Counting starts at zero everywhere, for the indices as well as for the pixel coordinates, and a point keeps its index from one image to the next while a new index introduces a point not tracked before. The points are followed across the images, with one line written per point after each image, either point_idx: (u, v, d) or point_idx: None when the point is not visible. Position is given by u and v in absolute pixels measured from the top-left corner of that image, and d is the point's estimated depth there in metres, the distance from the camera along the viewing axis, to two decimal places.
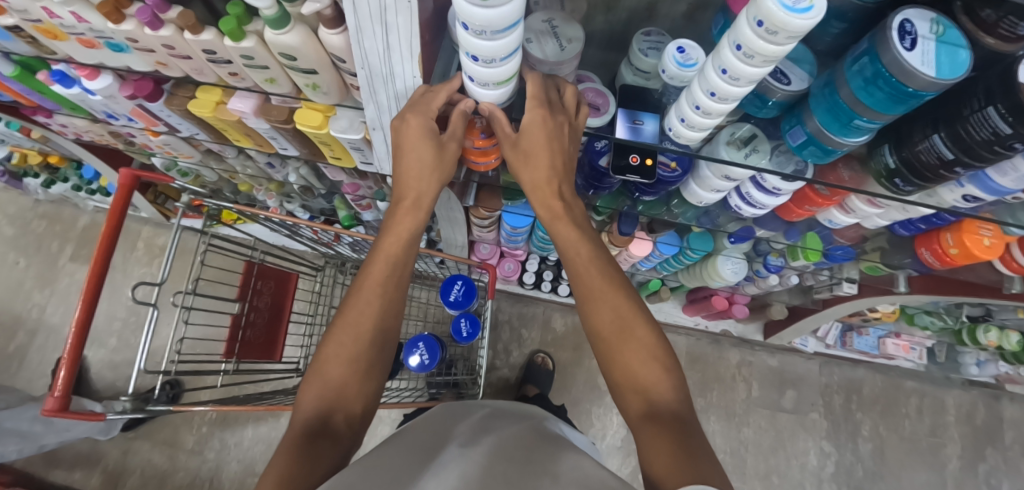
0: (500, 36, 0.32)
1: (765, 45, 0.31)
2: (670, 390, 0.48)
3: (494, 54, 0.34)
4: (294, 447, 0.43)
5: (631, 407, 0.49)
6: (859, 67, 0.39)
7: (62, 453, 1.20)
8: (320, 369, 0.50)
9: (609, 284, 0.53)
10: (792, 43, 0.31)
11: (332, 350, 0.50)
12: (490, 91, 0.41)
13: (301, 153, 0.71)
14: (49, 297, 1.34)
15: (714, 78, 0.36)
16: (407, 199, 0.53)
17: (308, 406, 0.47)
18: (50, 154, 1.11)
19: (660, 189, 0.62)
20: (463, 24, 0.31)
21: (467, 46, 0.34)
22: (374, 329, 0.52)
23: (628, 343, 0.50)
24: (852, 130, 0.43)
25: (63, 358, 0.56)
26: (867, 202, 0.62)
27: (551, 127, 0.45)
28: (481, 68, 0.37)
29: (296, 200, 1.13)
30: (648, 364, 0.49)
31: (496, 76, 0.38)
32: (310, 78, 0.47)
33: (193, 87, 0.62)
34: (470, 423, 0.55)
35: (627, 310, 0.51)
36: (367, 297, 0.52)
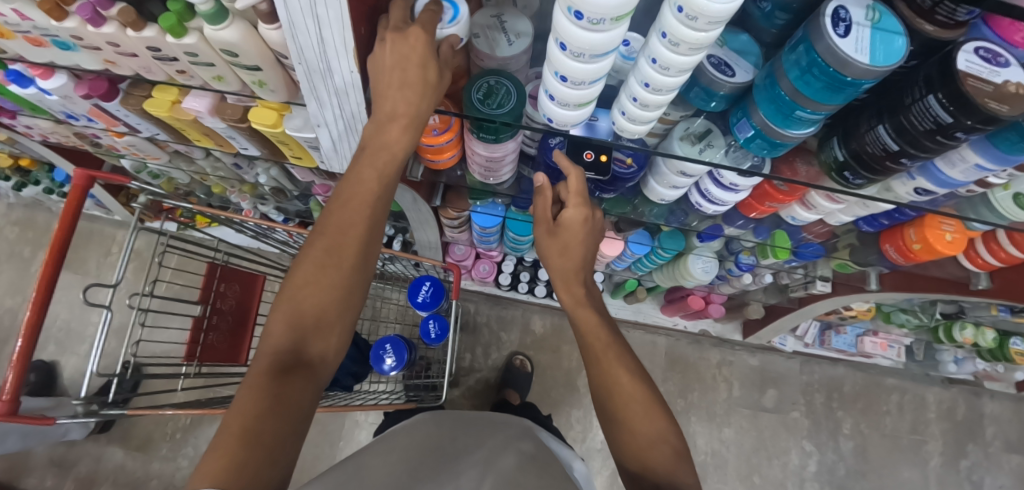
0: (598, 58, 0.33)
1: (688, 32, 0.31)
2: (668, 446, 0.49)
3: (587, 75, 0.35)
4: (260, 383, 0.37)
5: (651, 460, 0.48)
6: (797, 56, 0.39)
7: (32, 462, 1.18)
8: (295, 295, 0.43)
9: (613, 348, 0.55)
10: (715, 29, 0.31)
11: (309, 274, 0.43)
12: (571, 112, 0.42)
13: (262, 153, 0.70)
14: (21, 302, 1.32)
15: (647, 68, 0.37)
16: (383, 106, 0.41)
17: (281, 335, 0.41)
18: (19, 157, 1.10)
19: (619, 186, 0.61)
20: (563, 44, 0.33)
21: (558, 65, 0.35)
22: (356, 272, 0.44)
23: (628, 402, 0.51)
24: (795, 122, 0.43)
25: (13, 362, 0.55)
26: (827, 198, 0.62)
27: (586, 224, 0.58)
28: (568, 88, 0.38)
29: (270, 201, 1.12)
30: (649, 421, 0.50)
31: (581, 98, 0.39)
32: (256, 75, 0.47)
33: (149, 86, 0.62)
34: (459, 442, 0.51)
35: (626, 371, 0.53)
36: (350, 215, 0.44)
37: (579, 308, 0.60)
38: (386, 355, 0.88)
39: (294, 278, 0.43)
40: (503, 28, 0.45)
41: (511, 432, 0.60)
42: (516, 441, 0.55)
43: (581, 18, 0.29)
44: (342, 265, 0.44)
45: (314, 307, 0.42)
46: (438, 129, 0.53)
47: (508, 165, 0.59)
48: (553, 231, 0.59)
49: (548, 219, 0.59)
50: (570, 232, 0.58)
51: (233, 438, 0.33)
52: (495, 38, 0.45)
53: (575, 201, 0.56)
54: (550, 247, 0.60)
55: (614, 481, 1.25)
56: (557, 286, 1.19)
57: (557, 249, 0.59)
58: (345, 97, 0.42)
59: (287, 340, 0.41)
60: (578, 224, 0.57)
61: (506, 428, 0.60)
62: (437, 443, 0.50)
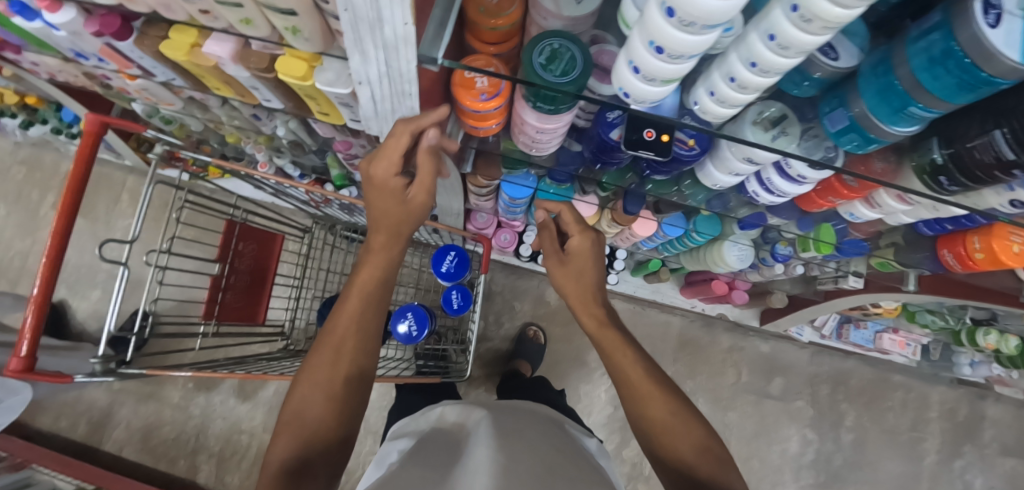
0: (709, 29, 0.28)
1: (830, 6, 0.25)
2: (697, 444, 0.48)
3: (689, 48, 0.30)
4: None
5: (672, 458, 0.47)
6: (928, 42, 0.33)
7: (48, 402, 1.21)
8: (299, 413, 0.45)
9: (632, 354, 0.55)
10: (861, 8, 0.26)
11: (309, 391, 0.46)
12: (652, 90, 0.36)
13: (286, 106, 0.65)
14: (33, 244, 1.31)
15: (759, 46, 0.32)
16: (384, 229, 0.54)
17: (283, 449, 0.43)
18: (25, 94, 1.04)
19: (673, 169, 0.56)
20: (671, 10, 0.27)
21: (655, 34, 0.30)
22: (359, 353, 0.49)
23: (653, 403, 0.50)
24: (903, 118, 0.38)
25: (28, 317, 0.52)
26: (896, 198, 0.57)
27: (590, 250, 0.63)
28: (661, 63, 0.32)
29: (286, 154, 1.07)
30: (675, 419, 0.49)
31: (672, 73, 0.33)
32: (289, 21, 0.41)
33: (165, 25, 0.56)
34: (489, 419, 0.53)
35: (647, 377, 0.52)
36: (345, 323, 0.50)
37: (600, 326, 0.59)
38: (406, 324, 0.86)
39: (295, 400, 0.46)
40: None
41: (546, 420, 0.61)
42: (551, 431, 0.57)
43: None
44: (375, 281, 0.53)
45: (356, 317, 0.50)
46: (485, 94, 0.47)
47: (555, 140, 0.53)
48: (563, 260, 0.64)
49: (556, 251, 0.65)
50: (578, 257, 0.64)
51: None
52: None
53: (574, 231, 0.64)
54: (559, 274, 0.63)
55: (616, 455, 1.29)
56: None
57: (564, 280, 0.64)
58: (394, 54, 0.36)
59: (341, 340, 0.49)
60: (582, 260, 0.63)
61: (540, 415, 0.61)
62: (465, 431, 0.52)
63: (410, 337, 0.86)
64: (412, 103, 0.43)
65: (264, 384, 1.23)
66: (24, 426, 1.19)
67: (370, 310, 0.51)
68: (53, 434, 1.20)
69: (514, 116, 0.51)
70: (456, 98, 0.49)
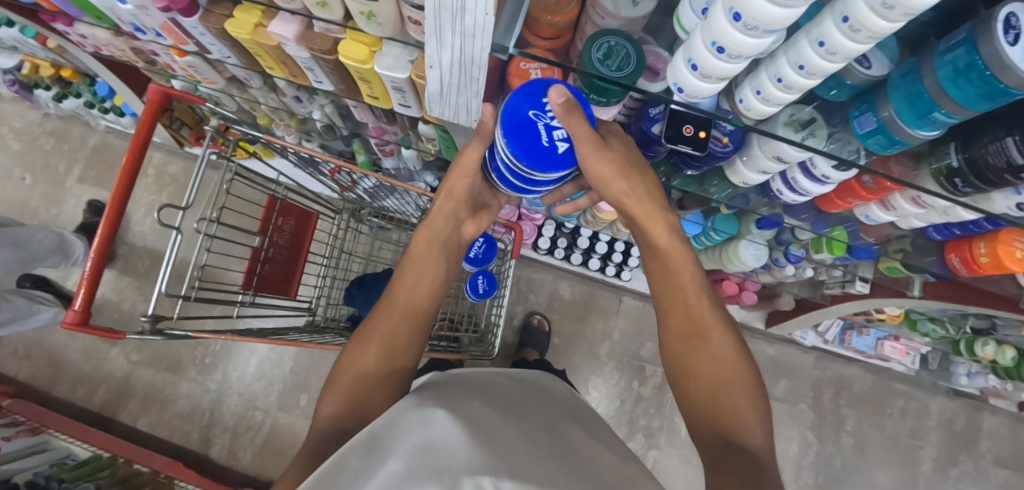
0: (769, 34, 0.32)
1: (877, 20, 0.30)
2: (762, 440, 0.44)
3: (749, 50, 0.34)
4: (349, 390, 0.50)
5: (705, 441, 0.46)
6: (954, 56, 0.37)
7: (67, 370, 1.24)
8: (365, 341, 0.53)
9: (704, 308, 0.51)
10: (903, 21, 0.30)
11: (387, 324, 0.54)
12: (706, 85, 0.40)
13: (336, 89, 0.68)
14: (56, 216, 1.33)
15: (808, 52, 0.35)
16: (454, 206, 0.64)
17: (366, 360, 0.51)
18: (63, 67, 1.06)
19: (705, 164, 0.60)
20: (737, 12, 0.31)
21: (719, 34, 0.34)
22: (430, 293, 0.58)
23: (713, 378, 0.48)
24: (927, 123, 0.42)
25: (85, 270, 0.53)
26: (911, 202, 0.60)
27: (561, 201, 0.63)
28: (722, 62, 0.36)
29: (315, 139, 1.09)
30: (746, 414, 0.45)
31: (728, 72, 0.38)
32: (367, 6, 0.44)
33: (230, 5, 0.59)
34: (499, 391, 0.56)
35: (732, 361, 0.48)
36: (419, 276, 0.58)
37: (670, 243, 0.53)
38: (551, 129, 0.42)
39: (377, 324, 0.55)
40: None
41: (592, 416, 0.62)
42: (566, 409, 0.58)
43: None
44: (435, 280, 0.59)
45: (407, 314, 0.55)
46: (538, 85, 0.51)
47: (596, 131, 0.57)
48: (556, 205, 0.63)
49: (462, 239, 0.66)
50: (620, 144, 0.50)
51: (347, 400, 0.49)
52: None
53: (610, 128, 0.51)
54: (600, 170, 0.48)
55: None
56: (595, 255, 1.20)
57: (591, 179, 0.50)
58: (470, 40, 0.40)
59: (394, 324, 0.54)
60: (636, 181, 0.52)
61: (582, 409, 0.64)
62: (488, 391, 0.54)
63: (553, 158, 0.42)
64: (476, 87, 0.47)
65: (281, 363, 1.26)
66: (42, 393, 1.22)
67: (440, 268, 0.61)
68: (68, 403, 1.22)
69: None
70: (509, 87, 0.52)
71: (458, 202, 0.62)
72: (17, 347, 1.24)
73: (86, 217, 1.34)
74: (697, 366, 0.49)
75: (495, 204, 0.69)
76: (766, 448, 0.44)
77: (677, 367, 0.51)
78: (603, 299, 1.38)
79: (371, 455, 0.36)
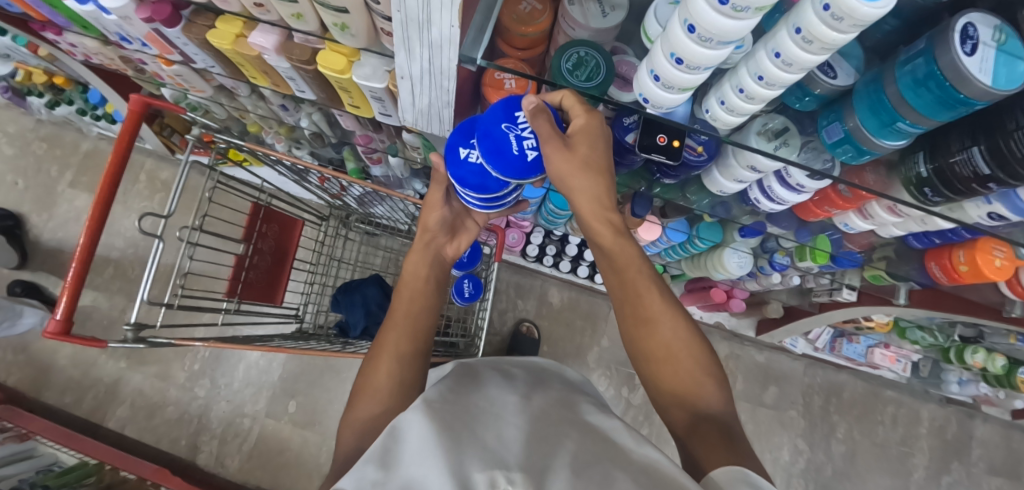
0: (724, 46, 0.33)
1: (826, 31, 0.31)
2: (721, 406, 0.47)
3: (706, 60, 0.34)
4: (371, 409, 0.51)
5: (676, 419, 0.47)
6: (912, 66, 0.38)
7: (55, 376, 1.24)
8: (377, 351, 0.56)
9: (655, 295, 0.50)
10: (853, 33, 0.30)
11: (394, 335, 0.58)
12: (670, 96, 0.40)
13: (318, 98, 0.69)
14: (47, 222, 1.34)
15: (766, 62, 0.36)
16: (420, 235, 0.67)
17: (383, 376, 0.53)
18: (55, 74, 1.07)
19: (681, 173, 0.60)
20: (691, 25, 0.32)
21: (676, 46, 0.35)
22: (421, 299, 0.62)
23: (668, 360, 0.49)
24: (892, 132, 0.43)
25: (65, 281, 0.53)
26: (888, 210, 0.61)
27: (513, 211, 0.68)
28: (680, 72, 0.36)
29: (305, 147, 1.10)
30: (703, 387, 0.47)
31: (689, 82, 0.38)
32: (340, 18, 0.45)
33: (212, 15, 0.60)
34: (473, 364, 0.56)
35: (688, 342, 0.49)
36: (408, 293, 0.63)
37: (615, 239, 0.51)
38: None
39: (386, 339, 0.58)
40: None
41: (562, 379, 0.61)
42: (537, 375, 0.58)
43: (723, 3, 0.29)
44: (424, 295, 0.63)
45: (406, 324, 0.59)
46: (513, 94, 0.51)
47: None
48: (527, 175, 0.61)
49: (447, 264, 0.69)
50: (587, 139, 0.46)
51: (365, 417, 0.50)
52: (588, 8, 0.45)
53: (582, 109, 0.46)
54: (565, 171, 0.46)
55: None
56: (583, 262, 1.19)
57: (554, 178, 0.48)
58: (437, 52, 0.40)
59: (397, 346, 0.57)
60: (598, 173, 0.48)
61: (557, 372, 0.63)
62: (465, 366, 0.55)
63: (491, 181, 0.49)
64: (447, 97, 0.47)
65: (269, 369, 1.25)
66: (29, 400, 1.21)
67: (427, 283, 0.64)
68: (55, 409, 1.22)
69: None
70: (484, 96, 0.53)
71: (434, 233, 0.67)
72: (6, 353, 1.24)
73: (77, 222, 1.35)
74: (650, 348, 0.49)
75: (472, 226, 0.72)
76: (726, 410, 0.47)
77: (635, 350, 0.51)
78: (593, 306, 1.38)
79: (388, 461, 0.34)
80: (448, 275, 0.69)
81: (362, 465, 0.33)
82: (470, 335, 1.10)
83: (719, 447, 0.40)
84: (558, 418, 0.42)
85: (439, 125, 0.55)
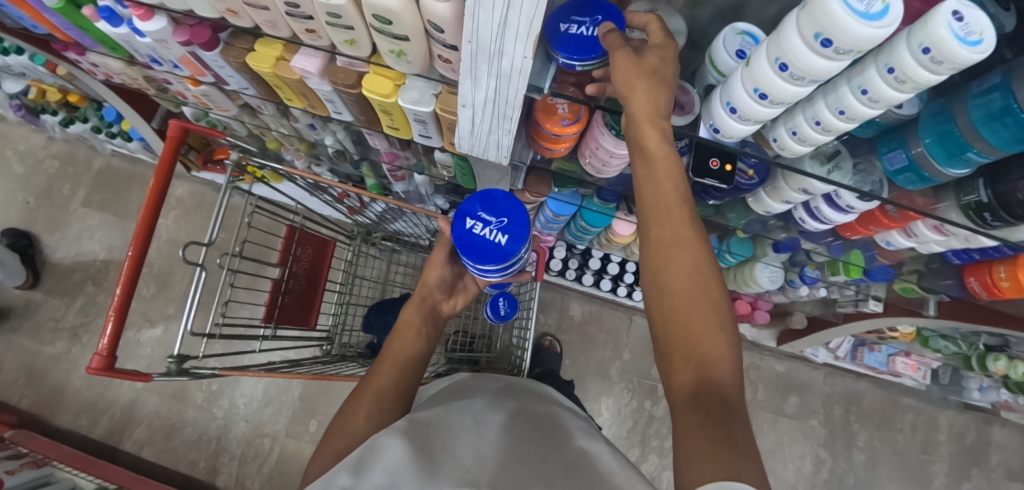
0: (816, 83, 0.33)
1: (922, 73, 0.31)
2: (733, 377, 0.37)
3: (794, 96, 0.35)
4: (340, 445, 0.51)
5: (676, 380, 0.39)
6: (987, 99, 0.37)
7: (70, 398, 1.22)
8: (360, 396, 0.57)
9: (687, 215, 0.40)
10: (948, 73, 0.31)
11: (379, 381, 0.59)
12: (744, 128, 0.40)
13: (355, 119, 0.68)
14: (60, 241, 1.32)
15: (849, 98, 0.36)
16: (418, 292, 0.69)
17: (360, 418, 0.54)
18: (70, 92, 1.06)
19: (730, 195, 0.60)
20: (785, 63, 0.33)
21: (761, 82, 0.35)
22: (415, 354, 0.63)
23: (687, 296, 0.39)
24: (959, 161, 0.42)
25: (110, 314, 0.54)
26: (934, 229, 0.60)
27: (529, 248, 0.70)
28: (762, 107, 0.37)
29: (325, 163, 1.08)
30: (718, 344, 0.38)
31: (769, 116, 0.38)
32: (398, 45, 0.44)
33: (251, 38, 0.58)
34: (459, 402, 0.58)
35: (715, 281, 0.39)
36: (405, 341, 0.64)
37: (662, 143, 0.40)
38: (485, 223, 0.53)
39: (370, 383, 0.59)
40: None
41: (543, 409, 0.62)
42: (517, 408, 0.59)
43: (826, 46, 0.30)
44: (416, 346, 0.64)
45: (393, 372, 0.61)
46: (567, 120, 0.51)
47: (622, 165, 0.57)
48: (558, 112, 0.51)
49: (442, 319, 0.71)
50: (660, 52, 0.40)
51: (332, 452, 0.51)
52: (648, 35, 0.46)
53: (665, 37, 0.41)
54: (627, 73, 0.38)
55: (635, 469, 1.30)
56: (606, 276, 1.19)
57: (623, 94, 0.39)
58: (506, 82, 0.40)
59: (381, 387, 0.58)
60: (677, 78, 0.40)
61: (545, 403, 0.65)
62: (453, 405, 0.57)
63: (487, 251, 0.52)
64: (507, 125, 0.47)
65: (288, 388, 1.24)
66: (44, 422, 1.20)
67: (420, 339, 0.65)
68: (71, 432, 1.21)
69: (587, 141, 0.56)
70: (536, 123, 0.52)
71: (433, 288, 0.70)
72: (20, 374, 1.23)
73: (90, 240, 1.33)
74: (668, 276, 0.40)
75: (470, 285, 0.74)
76: (735, 384, 0.37)
77: (648, 280, 0.42)
78: (612, 318, 1.38)
79: (359, 472, 0.41)
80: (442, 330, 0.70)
81: (336, 474, 0.41)
82: (498, 352, 1.07)
83: (704, 437, 0.33)
84: (529, 452, 0.46)
85: (489, 155, 0.55)
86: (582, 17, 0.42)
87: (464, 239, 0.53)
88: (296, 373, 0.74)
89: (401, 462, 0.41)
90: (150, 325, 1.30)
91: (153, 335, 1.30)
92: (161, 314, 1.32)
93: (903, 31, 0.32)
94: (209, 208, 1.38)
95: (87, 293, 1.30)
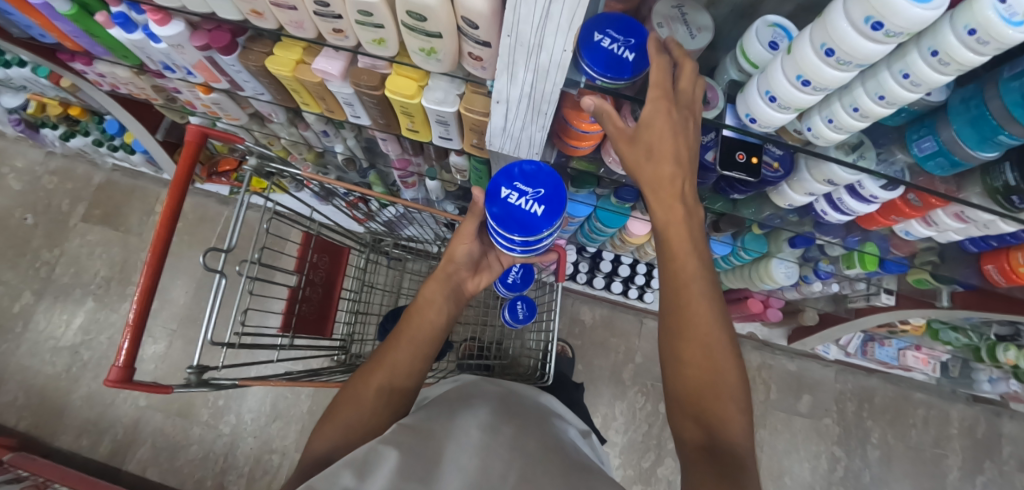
0: (860, 68, 0.34)
1: (967, 55, 0.31)
2: (743, 437, 0.40)
3: (836, 82, 0.36)
4: (343, 427, 0.51)
5: (688, 436, 0.42)
6: (1021, 82, 0.37)
7: (70, 419, 1.19)
8: (372, 371, 0.56)
9: (693, 286, 0.44)
10: (992, 54, 0.31)
11: (394, 357, 0.57)
12: (782, 116, 0.42)
13: (373, 123, 0.67)
14: (59, 257, 1.30)
15: (890, 83, 0.36)
16: (442, 268, 0.66)
17: (369, 395, 0.54)
18: (71, 105, 1.04)
19: (754, 189, 0.60)
20: (829, 49, 0.34)
21: (806, 69, 0.36)
22: (434, 328, 0.61)
23: (697, 355, 0.43)
24: (990, 145, 0.42)
25: (129, 325, 0.52)
26: (954, 217, 0.59)
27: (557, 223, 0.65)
28: (804, 93, 0.38)
29: (332, 173, 1.06)
30: (728, 408, 0.41)
31: (807, 103, 0.39)
32: (430, 42, 0.44)
33: (271, 42, 0.58)
34: (462, 411, 0.55)
35: (721, 341, 0.43)
36: (428, 315, 0.62)
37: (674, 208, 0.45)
38: (522, 194, 0.51)
39: (382, 357, 0.58)
40: (684, 20, 0.46)
41: (548, 425, 0.58)
42: (524, 422, 0.56)
43: (876, 29, 0.30)
44: (435, 325, 0.62)
45: (410, 350, 0.59)
46: (595, 116, 0.50)
47: None
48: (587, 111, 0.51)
49: (464, 297, 0.68)
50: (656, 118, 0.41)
51: (337, 432, 0.51)
52: (677, 30, 0.45)
53: (655, 92, 0.41)
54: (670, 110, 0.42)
55: (651, 473, 1.28)
56: (617, 279, 1.19)
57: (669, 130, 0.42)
58: (542, 76, 0.40)
59: (395, 364, 0.57)
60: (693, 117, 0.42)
61: (546, 415, 0.63)
62: (456, 412, 0.55)
63: (514, 216, 0.51)
64: (542, 120, 0.48)
65: (297, 402, 1.24)
66: (43, 444, 1.17)
67: (440, 318, 0.62)
68: (71, 454, 1.17)
69: (613, 138, 0.55)
70: (564, 119, 0.51)
71: (459, 265, 0.66)
72: (17, 396, 1.20)
73: (91, 255, 1.30)
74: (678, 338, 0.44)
75: (495, 263, 0.72)
76: (746, 443, 0.40)
77: (661, 342, 0.45)
78: (623, 321, 1.37)
79: (363, 475, 0.39)
80: (463, 309, 0.68)
81: (339, 470, 0.40)
82: (510, 358, 1.05)
83: (713, 485, 0.37)
84: (534, 470, 0.44)
85: (519, 149, 0.56)
86: (618, 33, 0.41)
87: (502, 209, 0.51)
88: (314, 383, 0.73)
89: (407, 471, 0.40)
90: (153, 341, 1.27)
91: (156, 351, 1.27)
92: (165, 330, 1.29)
93: (947, 13, 0.32)
94: (212, 221, 1.36)
95: (87, 310, 1.27)
